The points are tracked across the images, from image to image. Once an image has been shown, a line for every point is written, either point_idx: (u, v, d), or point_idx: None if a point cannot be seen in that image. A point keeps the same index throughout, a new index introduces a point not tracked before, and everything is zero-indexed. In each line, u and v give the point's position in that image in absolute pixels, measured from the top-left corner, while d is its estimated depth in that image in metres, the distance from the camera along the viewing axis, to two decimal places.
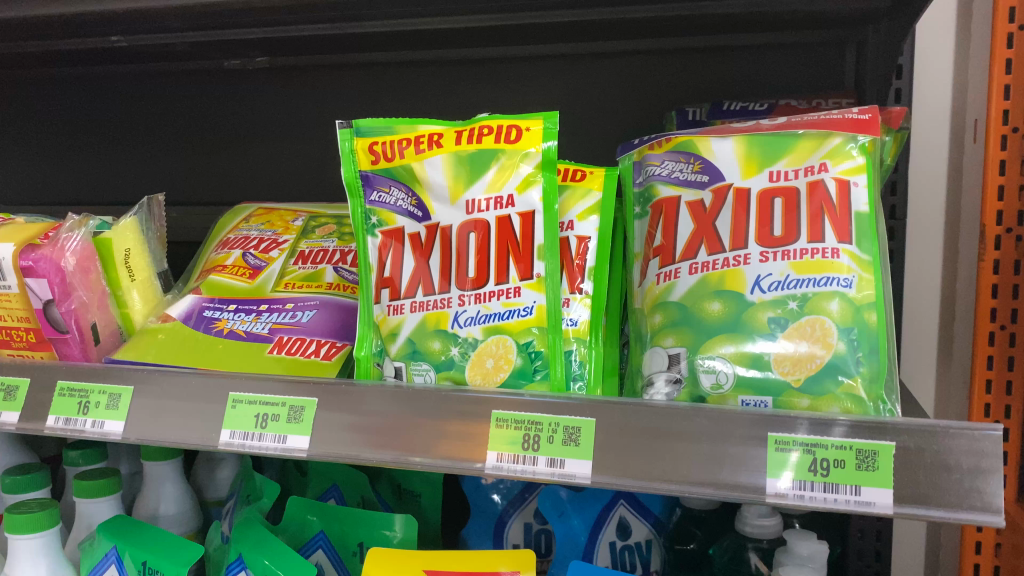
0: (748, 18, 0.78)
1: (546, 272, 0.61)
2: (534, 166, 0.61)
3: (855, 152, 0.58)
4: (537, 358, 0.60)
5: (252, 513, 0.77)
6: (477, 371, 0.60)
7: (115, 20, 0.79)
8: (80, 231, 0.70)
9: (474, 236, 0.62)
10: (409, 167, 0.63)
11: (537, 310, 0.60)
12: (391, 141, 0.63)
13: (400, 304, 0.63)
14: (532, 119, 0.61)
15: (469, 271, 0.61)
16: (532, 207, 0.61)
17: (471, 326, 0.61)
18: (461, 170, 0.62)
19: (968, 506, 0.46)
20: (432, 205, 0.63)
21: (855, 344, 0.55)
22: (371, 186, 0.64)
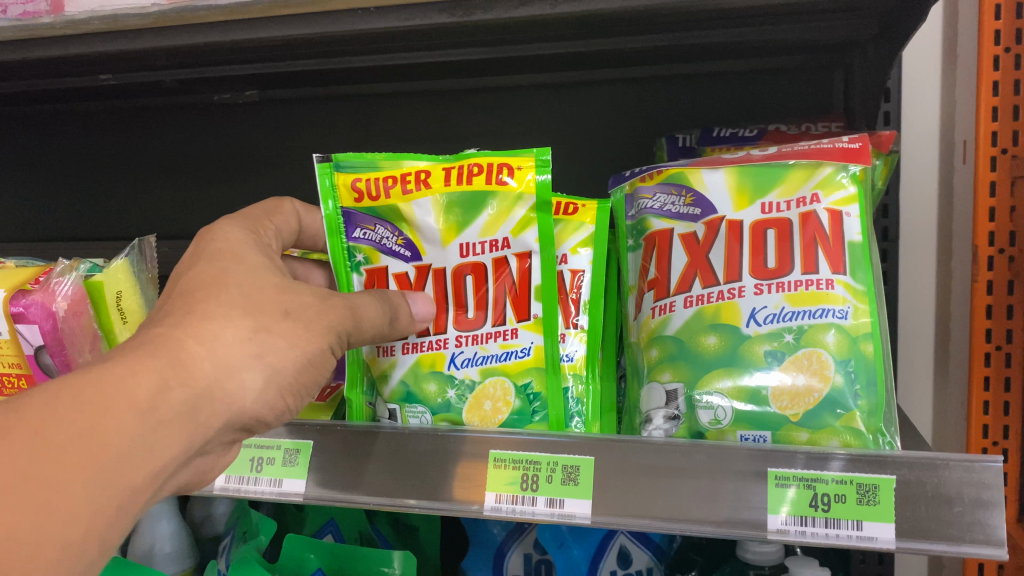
0: (737, 45, 0.78)
1: (543, 314, 0.61)
2: (528, 209, 0.61)
3: (846, 181, 0.58)
4: (536, 399, 0.60)
5: (249, 551, 0.75)
6: (474, 413, 0.60)
7: (103, 60, 0.79)
8: (72, 275, 0.69)
9: (470, 277, 0.62)
10: (396, 206, 0.62)
11: (534, 351, 0.61)
12: (375, 178, 0.62)
13: (392, 344, 0.62)
14: (521, 157, 0.60)
15: (468, 310, 0.62)
16: (530, 248, 0.61)
17: (469, 367, 0.61)
18: (453, 213, 0.61)
19: (971, 539, 0.46)
20: (422, 245, 0.62)
21: (853, 376, 0.55)
22: (354, 224, 0.63)
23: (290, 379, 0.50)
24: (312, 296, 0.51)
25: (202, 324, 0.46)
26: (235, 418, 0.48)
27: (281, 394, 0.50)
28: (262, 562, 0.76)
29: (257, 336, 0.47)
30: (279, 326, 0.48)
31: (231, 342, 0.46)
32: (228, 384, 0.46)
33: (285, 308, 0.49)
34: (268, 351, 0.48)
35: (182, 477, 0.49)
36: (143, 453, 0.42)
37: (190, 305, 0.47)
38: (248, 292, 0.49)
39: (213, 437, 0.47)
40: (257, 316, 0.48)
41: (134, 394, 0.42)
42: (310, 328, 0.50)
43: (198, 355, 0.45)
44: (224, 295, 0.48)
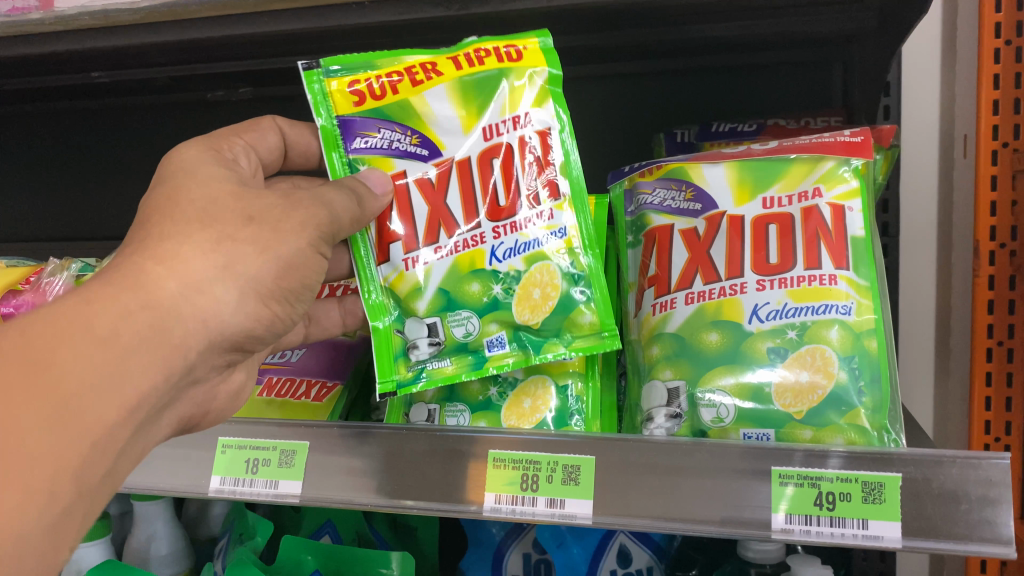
0: (736, 40, 0.78)
1: (571, 192, 0.61)
2: (541, 84, 0.60)
3: (849, 175, 0.58)
4: (580, 279, 0.60)
5: (245, 553, 0.74)
6: (525, 305, 0.59)
7: (94, 57, 0.78)
8: (63, 275, 0.69)
9: (497, 161, 0.60)
10: (405, 104, 0.60)
11: (572, 231, 0.61)
12: (377, 77, 0.60)
13: (422, 253, 0.60)
14: (526, 38, 0.60)
15: (500, 200, 0.60)
16: (550, 123, 0.61)
17: (512, 258, 0.59)
18: (467, 95, 0.60)
19: (978, 538, 0.46)
20: (439, 139, 0.60)
21: (857, 372, 0.54)
22: (355, 133, 0.60)
23: (271, 286, 0.48)
24: (274, 196, 0.50)
25: (161, 246, 0.44)
26: (216, 339, 0.46)
27: (264, 303, 0.48)
28: (257, 563, 0.75)
29: (222, 247, 0.45)
30: (245, 233, 0.46)
31: (195, 260, 0.44)
32: (200, 304, 0.44)
33: (247, 213, 0.47)
34: (238, 262, 0.46)
35: (182, 408, 0.50)
36: (113, 382, 0.40)
37: (148, 230, 0.45)
38: (205, 205, 0.47)
39: (197, 361, 0.46)
40: (219, 227, 0.46)
41: (92, 323, 0.40)
42: (277, 229, 0.48)
43: (161, 278, 0.43)
44: (179, 213, 0.46)
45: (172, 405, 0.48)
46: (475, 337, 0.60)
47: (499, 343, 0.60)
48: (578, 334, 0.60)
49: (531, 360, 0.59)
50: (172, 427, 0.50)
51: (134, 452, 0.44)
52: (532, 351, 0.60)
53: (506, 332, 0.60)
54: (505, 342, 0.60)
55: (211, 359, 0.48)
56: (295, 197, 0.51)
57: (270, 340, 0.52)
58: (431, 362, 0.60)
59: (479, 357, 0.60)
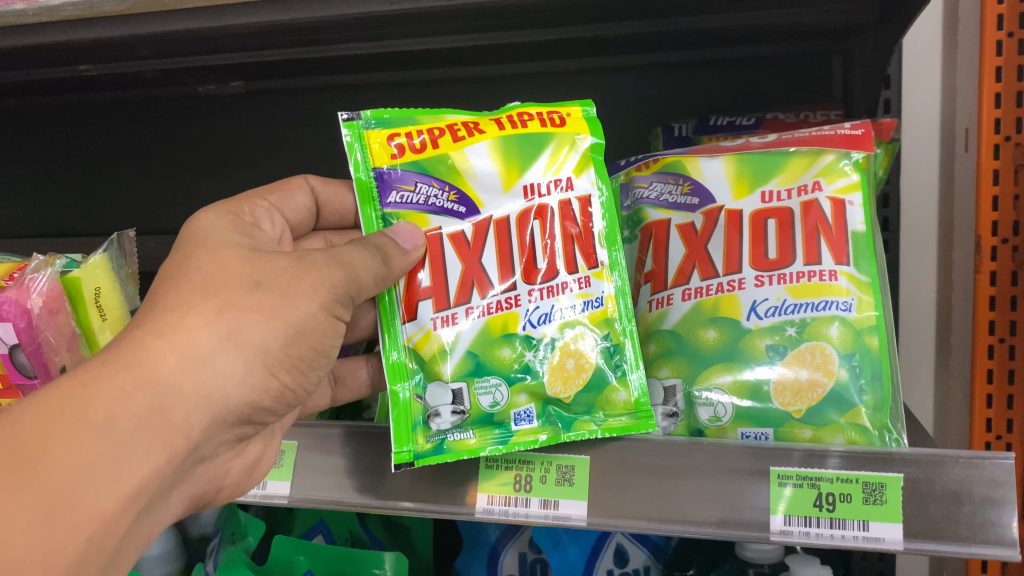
0: (734, 31, 0.76)
1: (611, 260, 0.56)
2: (587, 147, 0.57)
3: (849, 169, 0.56)
4: (616, 353, 0.55)
5: (236, 553, 0.73)
6: (558, 376, 0.54)
7: (80, 50, 0.76)
8: (47, 271, 0.67)
9: (537, 223, 0.55)
10: (445, 158, 0.56)
11: (608, 300, 0.56)
12: (416, 131, 0.56)
13: (451, 313, 0.55)
14: (569, 106, 0.58)
15: (538, 262, 0.55)
16: (591, 190, 0.57)
17: (546, 324, 0.54)
18: (512, 154, 0.56)
19: (982, 539, 0.45)
20: (478, 197, 0.55)
21: (858, 370, 0.53)
22: (390, 186, 0.56)
23: (279, 356, 0.47)
24: (287, 258, 0.48)
25: (164, 319, 0.44)
26: (220, 414, 0.46)
27: (271, 373, 0.47)
28: (249, 564, 0.73)
29: (225, 315, 0.45)
30: (249, 300, 0.46)
31: (196, 331, 0.44)
32: (201, 378, 0.44)
33: (254, 278, 0.47)
34: (241, 330, 0.45)
35: (190, 486, 0.51)
36: (108, 471, 0.41)
37: (155, 301, 0.46)
38: (212, 275, 0.46)
39: (202, 439, 0.46)
40: (222, 295, 0.45)
41: (87, 408, 0.41)
42: (286, 293, 0.47)
43: (160, 351, 0.43)
44: (185, 284, 0.46)
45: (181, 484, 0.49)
46: (502, 407, 0.54)
47: (527, 417, 0.53)
48: (612, 413, 0.54)
49: (560, 437, 0.53)
50: (181, 505, 0.51)
51: (141, 535, 0.45)
52: (563, 428, 0.53)
53: (536, 405, 0.54)
54: (533, 416, 0.54)
55: (218, 435, 0.47)
56: (310, 258, 0.49)
57: (281, 412, 0.51)
58: (453, 433, 0.53)
59: (505, 431, 0.53)
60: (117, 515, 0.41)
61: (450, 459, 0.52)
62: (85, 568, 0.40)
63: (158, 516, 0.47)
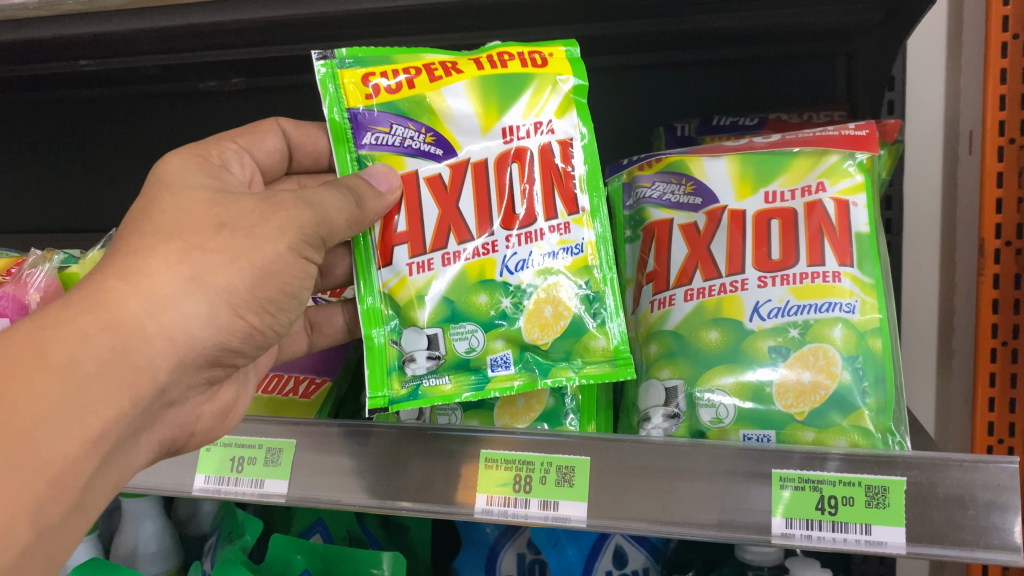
0: (738, 31, 0.76)
1: (592, 206, 0.57)
2: (568, 89, 0.57)
3: (853, 170, 0.56)
4: (596, 300, 0.56)
5: (234, 552, 0.73)
6: (535, 323, 0.56)
7: (79, 45, 0.76)
8: (45, 266, 0.67)
9: (516, 166, 0.56)
10: (422, 99, 0.57)
11: (589, 248, 0.57)
12: (393, 71, 0.57)
13: (427, 259, 0.56)
14: (550, 46, 0.58)
15: (516, 208, 0.56)
16: (572, 133, 0.57)
17: (523, 270, 0.56)
18: (490, 95, 0.56)
19: (986, 544, 0.44)
20: (455, 139, 0.56)
21: (860, 372, 0.53)
22: (365, 128, 0.57)
23: (246, 296, 0.47)
24: (252, 200, 0.48)
25: (127, 263, 0.44)
26: (186, 356, 0.46)
27: (238, 314, 0.47)
28: (247, 564, 0.73)
29: (189, 257, 0.45)
30: (213, 241, 0.45)
31: (159, 274, 0.44)
32: (166, 320, 0.44)
33: (219, 219, 0.46)
34: (206, 272, 0.45)
35: (161, 431, 0.51)
36: (71, 413, 0.40)
37: (118, 246, 0.45)
38: (176, 215, 0.46)
39: (170, 382, 0.46)
40: (187, 238, 0.45)
41: (47, 352, 0.40)
42: (252, 234, 0.47)
43: (122, 294, 0.43)
44: (148, 227, 0.46)
45: (151, 427, 0.49)
46: (478, 353, 0.56)
47: (503, 363, 0.56)
48: (590, 360, 0.56)
49: (536, 384, 0.55)
50: (151, 450, 0.50)
51: (108, 478, 0.45)
52: (539, 373, 0.55)
53: (512, 351, 0.56)
54: (510, 362, 0.56)
55: (187, 378, 0.47)
56: (278, 197, 0.49)
57: (252, 353, 0.52)
58: (428, 379, 0.56)
59: (481, 377, 0.56)
60: (81, 458, 0.41)
61: (424, 404, 0.55)
62: (47, 514, 0.40)
63: (128, 464, 0.47)
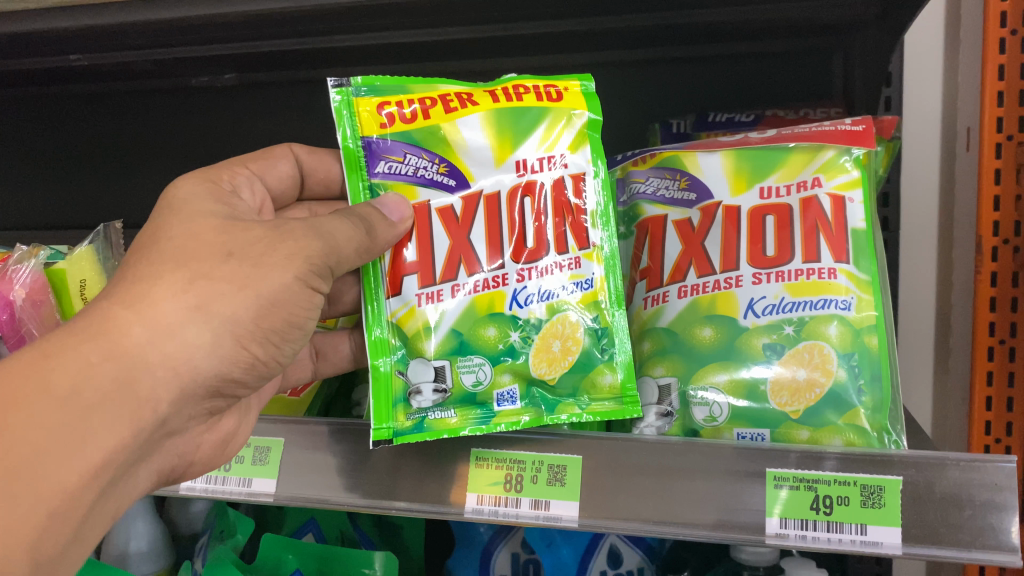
0: (733, 27, 0.75)
1: (602, 241, 0.57)
2: (583, 124, 0.57)
3: (850, 165, 0.55)
4: (604, 335, 0.56)
5: (224, 552, 0.72)
6: (543, 357, 0.54)
7: (69, 40, 0.75)
8: (30, 262, 0.66)
9: (528, 201, 0.56)
10: (436, 129, 0.56)
11: (599, 283, 0.56)
12: (408, 100, 0.56)
13: (436, 290, 0.55)
14: (568, 81, 0.58)
15: (527, 241, 0.55)
16: (585, 167, 0.57)
17: (533, 304, 0.55)
18: (507, 128, 0.56)
19: (982, 545, 0.44)
20: (469, 170, 0.55)
21: (856, 370, 0.52)
22: (378, 156, 0.56)
23: (250, 327, 0.46)
24: (262, 229, 0.47)
25: (131, 291, 0.43)
26: (189, 386, 0.45)
27: (242, 345, 0.46)
28: (238, 563, 0.72)
29: (195, 286, 0.44)
30: (220, 269, 0.45)
31: (164, 302, 0.43)
32: (168, 349, 0.43)
33: (227, 248, 0.45)
34: (211, 301, 0.44)
35: (160, 460, 0.50)
36: (72, 445, 0.39)
37: (124, 272, 0.45)
38: (183, 244, 0.45)
39: (170, 413, 0.45)
40: (194, 266, 0.44)
41: (49, 381, 0.39)
42: (259, 263, 0.46)
43: (126, 321, 0.42)
44: (155, 253, 0.45)
45: (150, 457, 0.48)
46: (484, 387, 0.54)
47: (510, 399, 0.54)
48: (597, 397, 0.55)
49: (542, 421, 0.54)
50: (150, 480, 0.50)
51: (106, 511, 0.44)
52: (546, 410, 0.54)
53: (519, 385, 0.54)
54: (516, 398, 0.54)
55: (187, 409, 0.47)
56: (287, 226, 0.48)
57: (253, 385, 0.50)
58: (433, 412, 0.54)
59: (486, 412, 0.54)
60: None
61: (430, 438, 0.52)
62: (44, 547, 0.39)
63: (128, 492, 0.46)
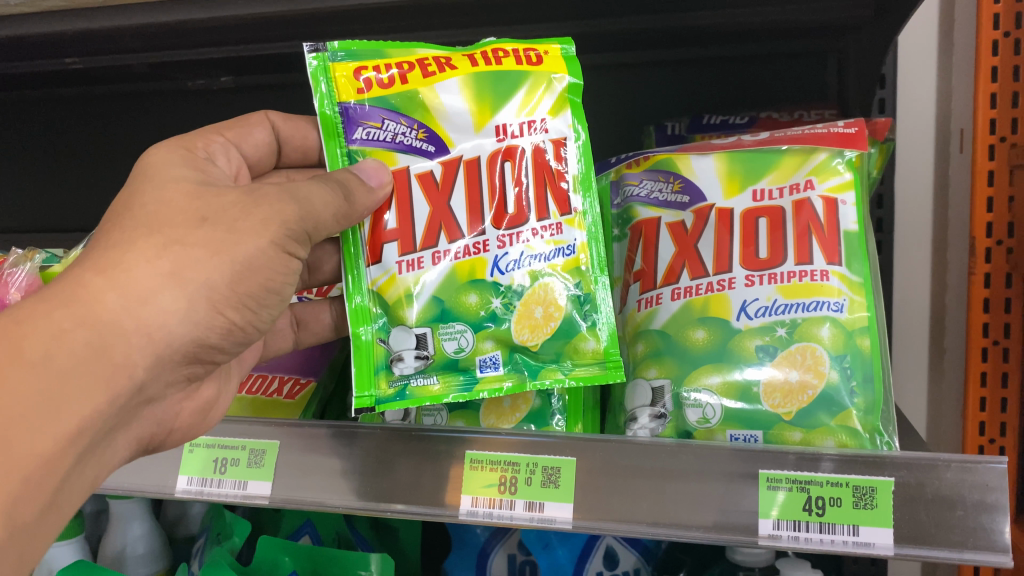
0: (726, 29, 0.75)
1: (584, 208, 0.57)
2: (563, 88, 0.57)
3: (842, 168, 0.56)
4: (586, 301, 0.56)
5: (220, 554, 0.72)
6: (525, 324, 0.55)
7: (64, 43, 0.75)
8: (26, 266, 0.66)
9: (508, 165, 0.56)
10: (414, 95, 0.56)
11: (581, 249, 0.56)
12: (386, 65, 0.56)
13: (417, 257, 0.55)
14: (546, 44, 0.57)
15: (507, 207, 0.55)
16: (566, 132, 0.57)
17: (514, 271, 0.55)
18: (485, 92, 0.56)
19: (973, 546, 0.44)
20: (448, 136, 0.56)
21: (848, 372, 0.52)
22: (356, 123, 0.56)
23: (226, 292, 0.46)
24: (236, 194, 0.48)
25: (105, 257, 0.43)
26: (165, 352, 0.45)
27: (218, 309, 0.46)
28: (233, 564, 0.72)
29: (169, 252, 0.44)
30: (194, 235, 0.45)
31: (138, 268, 0.43)
32: (143, 315, 0.43)
33: (201, 214, 0.46)
34: (185, 266, 0.44)
35: (138, 429, 0.50)
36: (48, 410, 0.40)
37: (100, 239, 0.45)
38: (156, 209, 0.46)
39: (147, 379, 0.45)
40: (167, 232, 0.45)
41: (22, 346, 0.40)
42: (233, 229, 0.46)
43: (100, 289, 0.42)
44: (129, 220, 0.45)
45: (127, 425, 0.48)
46: (467, 354, 0.55)
47: (493, 364, 0.55)
48: (580, 361, 0.55)
49: (524, 386, 0.55)
50: (127, 449, 0.50)
51: (80, 480, 0.44)
52: (528, 375, 0.55)
53: (501, 352, 0.55)
54: (499, 363, 0.55)
55: (164, 376, 0.47)
56: (261, 193, 0.48)
57: (230, 350, 0.51)
58: (416, 378, 0.55)
59: (469, 378, 0.55)
60: (54, 456, 0.40)
61: (412, 405, 0.54)
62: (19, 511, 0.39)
63: (104, 458, 0.47)
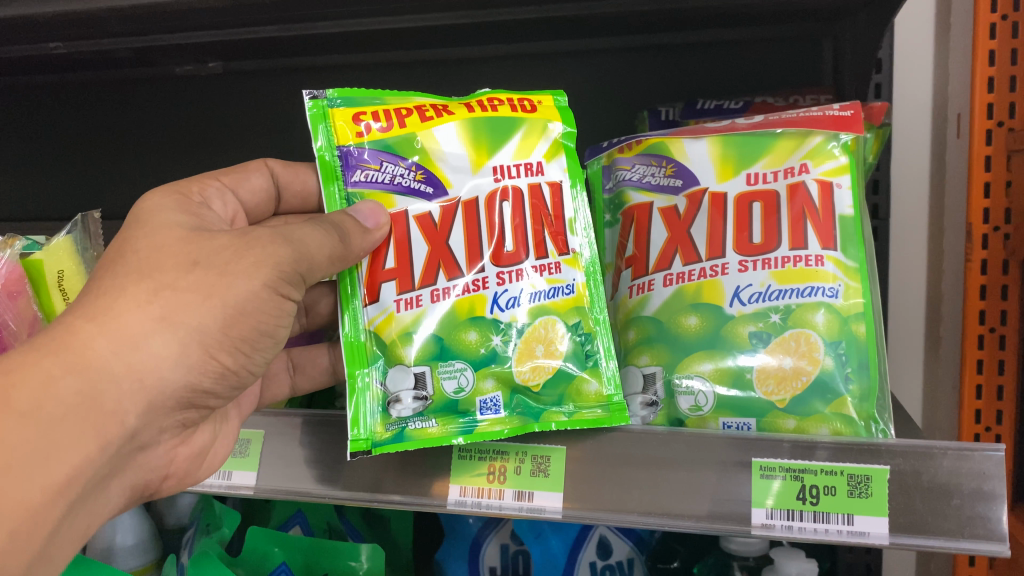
0: (723, 11, 0.74)
1: (581, 248, 0.56)
2: (558, 135, 0.57)
3: (837, 151, 0.55)
4: (587, 343, 0.54)
5: (209, 546, 0.71)
6: (526, 361, 0.53)
7: (47, 28, 0.74)
8: (7, 253, 0.64)
9: (507, 205, 0.55)
10: (413, 137, 0.55)
11: (580, 289, 0.55)
12: (384, 110, 0.56)
13: (415, 295, 0.53)
14: (541, 96, 0.58)
15: (506, 243, 0.54)
16: (562, 177, 0.56)
17: (514, 308, 0.53)
18: (482, 135, 0.55)
19: (970, 534, 0.43)
20: (446, 177, 0.55)
21: (844, 359, 0.51)
22: (354, 165, 0.55)
23: (218, 337, 0.46)
24: (228, 237, 0.47)
25: (96, 303, 0.43)
26: (157, 399, 0.45)
27: (210, 355, 0.46)
28: (223, 557, 0.71)
29: (160, 297, 0.44)
30: (186, 279, 0.44)
31: (128, 313, 0.43)
32: (134, 361, 0.43)
33: (192, 257, 0.45)
34: (177, 311, 0.44)
35: (132, 476, 0.49)
36: (39, 459, 0.40)
37: (91, 285, 0.45)
38: (147, 255, 0.45)
39: (140, 425, 0.45)
40: (158, 277, 0.44)
41: (10, 398, 0.39)
42: (225, 271, 0.45)
43: (90, 335, 0.42)
44: (121, 266, 0.45)
45: (121, 473, 0.48)
46: (466, 394, 0.52)
47: (493, 407, 0.52)
48: (582, 405, 0.52)
49: (528, 428, 0.51)
50: (122, 496, 0.49)
51: (75, 529, 0.44)
52: (530, 418, 0.52)
53: (502, 393, 0.52)
54: (499, 406, 0.52)
55: (158, 421, 0.47)
56: (255, 233, 0.48)
57: (225, 394, 0.50)
58: (414, 420, 0.52)
59: (469, 420, 0.52)
60: (43, 504, 0.40)
61: (411, 447, 0.51)
62: (10, 562, 0.40)
63: (100, 507, 0.46)
